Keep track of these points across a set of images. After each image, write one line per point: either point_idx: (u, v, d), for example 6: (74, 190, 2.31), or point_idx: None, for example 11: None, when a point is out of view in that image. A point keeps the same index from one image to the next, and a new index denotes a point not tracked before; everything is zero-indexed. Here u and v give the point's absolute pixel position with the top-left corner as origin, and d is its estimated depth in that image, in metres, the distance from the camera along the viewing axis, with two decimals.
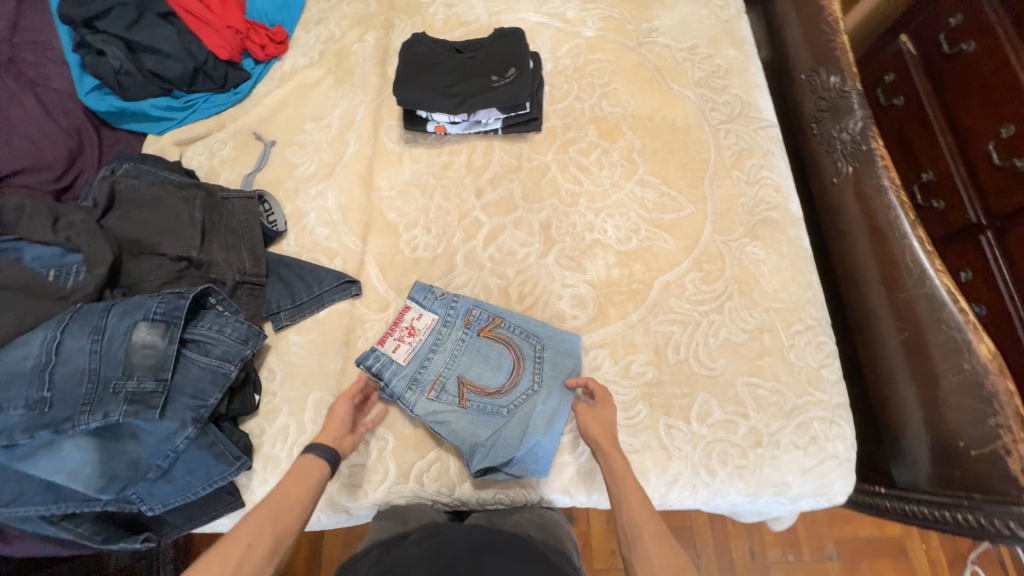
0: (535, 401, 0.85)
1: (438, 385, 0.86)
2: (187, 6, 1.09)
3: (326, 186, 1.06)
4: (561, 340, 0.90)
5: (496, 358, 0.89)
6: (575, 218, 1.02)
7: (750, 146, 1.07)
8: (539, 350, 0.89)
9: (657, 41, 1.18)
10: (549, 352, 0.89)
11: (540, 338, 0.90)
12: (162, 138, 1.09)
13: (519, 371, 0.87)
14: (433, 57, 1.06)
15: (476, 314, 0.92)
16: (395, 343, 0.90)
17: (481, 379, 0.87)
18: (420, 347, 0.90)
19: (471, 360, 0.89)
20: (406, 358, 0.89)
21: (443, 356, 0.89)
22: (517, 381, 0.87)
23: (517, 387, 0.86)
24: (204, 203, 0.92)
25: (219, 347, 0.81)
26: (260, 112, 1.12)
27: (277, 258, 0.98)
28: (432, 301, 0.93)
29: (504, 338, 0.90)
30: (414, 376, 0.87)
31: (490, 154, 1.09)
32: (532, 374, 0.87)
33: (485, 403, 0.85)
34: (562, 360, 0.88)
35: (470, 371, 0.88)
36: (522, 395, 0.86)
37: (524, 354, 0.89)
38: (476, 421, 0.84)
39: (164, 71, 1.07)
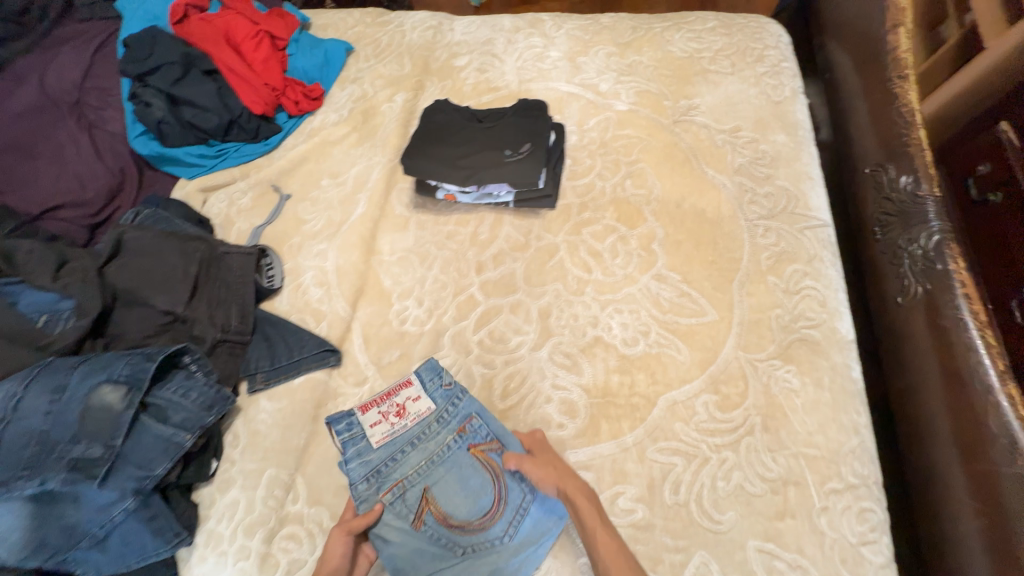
0: (498, 556, 0.73)
1: (400, 489, 0.78)
2: (230, 64, 1.15)
3: (327, 246, 1.04)
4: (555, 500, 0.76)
5: (475, 488, 0.78)
6: (578, 309, 0.92)
7: (792, 248, 0.92)
8: (526, 502, 0.76)
9: (695, 120, 1.09)
10: (536, 506, 0.76)
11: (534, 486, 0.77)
12: (190, 184, 1.14)
13: (494, 514, 0.76)
14: (450, 125, 1.03)
15: (474, 424, 0.82)
16: (377, 417, 0.83)
17: (448, 504, 0.77)
18: (399, 434, 0.82)
19: (448, 476, 0.79)
20: (380, 440, 0.82)
21: (418, 455, 0.80)
22: (489, 524, 0.75)
23: (483, 531, 0.75)
24: (203, 257, 0.92)
25: (178, 413, 0.78)
26: (282, 165, 1.15)
27: (266, 316, 0.95)
28: (436, 387, 0.85)
29: (493, 468, 0.79)
30: (377, 468, 0.80)
31: (499, 228, 1.03)
32: (507, 525, 0.75)
33: (440, 534, 0.75)
34: (547, 521, 0.75)
35: (440, 488, 0.78)
36: (486, 542, 0.74)
37: (508, 498, 0.76)
38: (422, 550, 0.74)
39: (200, 122, 1.12)
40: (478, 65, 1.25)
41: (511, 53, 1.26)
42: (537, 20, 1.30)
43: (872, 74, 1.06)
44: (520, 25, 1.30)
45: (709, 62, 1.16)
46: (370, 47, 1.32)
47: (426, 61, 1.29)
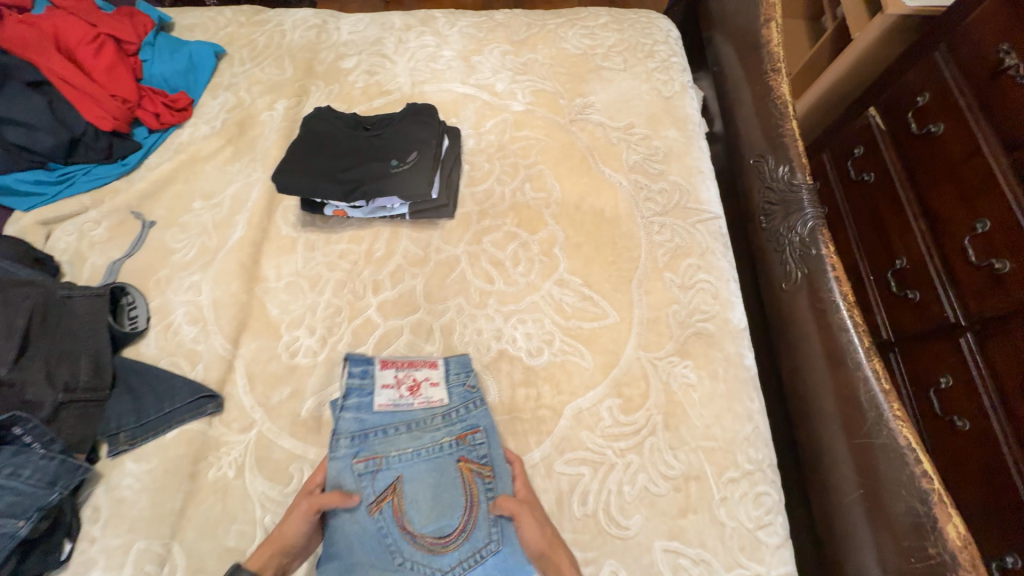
0: None
1: (376, 466, 0.72)
2: (63, 74, 0.99)
3: (201, 277, 0.93)
4: (520, 564, 0.70)
5: (446, 506, 0.71)
6: (482, 322, 0.89)
7: (686, 242, 0.94)
8: (488, 547, 0.70)
9: (591, 118, 1.08)
10: (493, 558, 0.70)
11: (502, 537, 0.71)
12: (26, 217, 0.97)
13: (449, 542, 0.70)
14: (332, 135, 0.95)
15: (476, 439, 0.76)
16: (391, 381, 0.80)
17: (412, 507, 0.71)
18: (402, 411, 0.78)
19: (426, 480, 0.73)
20: (383, 406, 0.77)
21: (409, 440, 0.75)
22: (440, 553, 0.69)
23: (431, 554, 0.69)
24: (36, 305, 0.78)
25: (4, 498, 0.66)
26: (143, 188, 1.01)
27: (127, 364, 0.83)
28: (458, 384, 0.81)
29: (473, 495, 0.73)
30: (364, 433, 0.75)
31: (395, 243, 0.97)
32: (460, 559, 0.69)
33: (389, 533, 0.69)
34: None
35: (414, 484, 0.72)
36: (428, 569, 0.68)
37: (472, 535, 0.70)
38: (366, 538, 0.69)
39: (31, 144, 0.96)
40: (366, 67, 1.17)
41: (403, 53, 1.19)
42: (429, 18, 1.24)
43: (753, 66, 1.10)
44: (411, 23, 1.23)
45: (602, 59, 1.16)
46: (245, 49, 1.20)
47: (310, 63, 1.18)
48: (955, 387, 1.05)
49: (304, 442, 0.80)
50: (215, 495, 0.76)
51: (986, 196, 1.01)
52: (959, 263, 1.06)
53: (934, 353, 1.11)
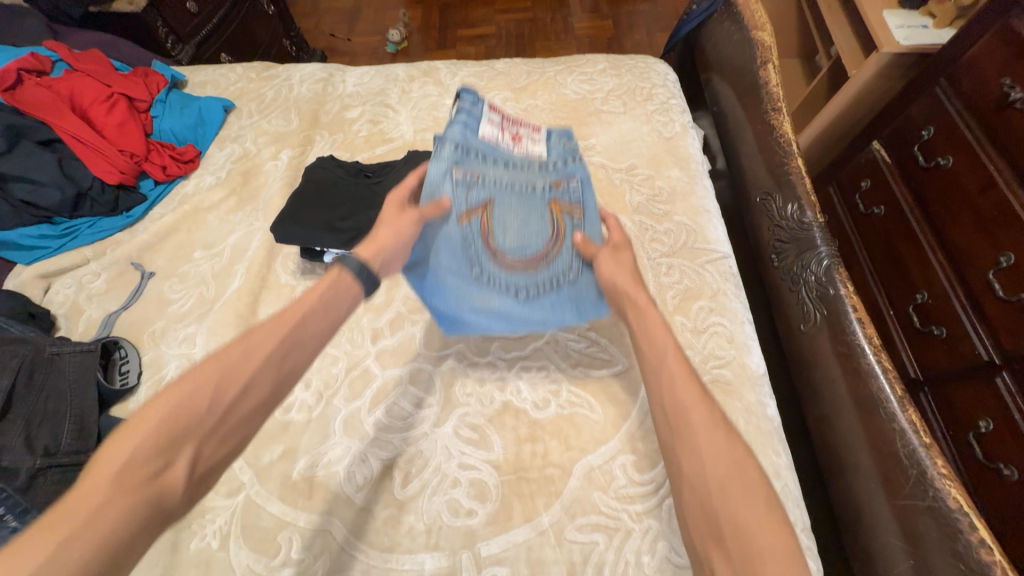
0: (509, 298, 0.73)
1: (473, 181, 0.75)
2: (74, 131, 1.02)
3: (196, 329, 0.91)
4: (595, 304, 0.73)
5: (532, 232, 0.76)
6: (485, 372, 0.85)
7: (696, 283, 0.91)
8: (565, 275, 0.75)
9: (592, 160, 1.07)
10: (568, 289, 0.74)
11: (581, 271, 0.75)
12: (26, 270, 0.96)
13: (531, 265, 0.75)
14: (332, 183, 0.95)
15: (570, 186, 0.81)
16: (495, 123, 0.80)
17: (501, 226, 0.75)
18: (502, 148, 0.79)
19: (517, 208, 0.76)
20: (485, 136, 0.78)
21: (505, 172, 0.78)
22: (521, 268, 0.74)
23: (512, 268, 0.74)
24: (24, 364, 0.78)
25: None
26: (144, 239, 1.01)
27: (112, 423, 0.79)
28: (557, 146, 0.85)
29: (561, 227, 0.77)
30: (464, 154, 0.76)
31: (395, 289, 0.94)
32: (538, 277, 0.75)
33: (474, 241, 0.73)
34: (566, 307, 0.73)
35: (504, 208, 0.76)
36: (508, 282, 0.74)
37: (553, 263, 0.75)
38: (453, 238, 0.72)
39: (38, 200, 0.98)
40: (370, 117, 1.19)
41: (406, 103, 1.22)
42: (432, 69, 1.28)
43: (751, 107, 1.10)
44: (414, 74, 1.27)
45: (601, 103, 1.17)
46: (254, 103, 1.23)
47: (316, 114, 1.21)
48: (998, 432, 0.96)
49: (293, 508, 0.75)
50: (197, 568, 0.71)
51: (1006, 227, 0.97)
52: (986, 298, 1.01)
53: (971, 393, 1.02)
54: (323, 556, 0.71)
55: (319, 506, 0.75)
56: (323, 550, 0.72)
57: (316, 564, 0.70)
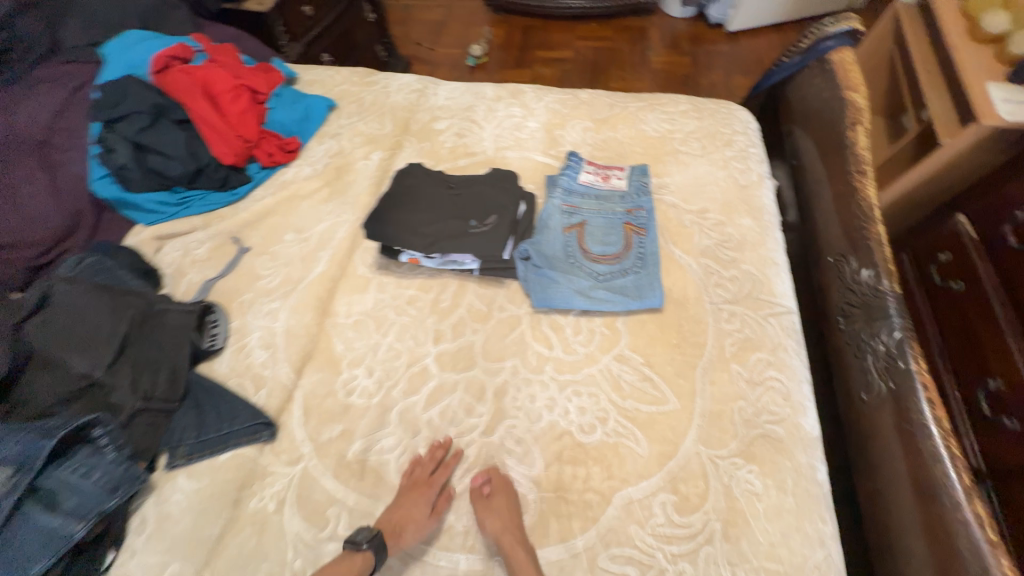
0: (591, 284, 0.95)
1: (573, 210, 1.04)
2: (202, 114, 1.13)
3: (280, 305, 1.00)
4: (651, 295, 0.93)
5: (611, 243, 1.00)
6: (536, 388, 0.88)
7: (756, 335, 0.91)
8: (631, 272, 0.96)
9: (665, 198, 1.09)
10: (633, 280, 0.95)
11: (644, 270, 0.96)
12: (146, 231, 1.10)
13: (608, 262, 0.97)
14: (420, 190, 1.03)
15: (640, 213, 1.03)
16: (591, 171, 1.10)
17: (589, 237, 1.01)
18: (595, 187, 1.08)
19: (601, 227, 1.02)
20: (584, 182, 1.08)
21: (595, 203, 1.05)
22: (601, 264, 0.97)
23: (595, 263, 0.97)
24: (137, 314, 0.88)
25: (72, 499, 0.70)
26: (245, 218, 1.12)
27: (200, 379, 0.89)
28: (636, 181, 1.08)
29: (631, 242, 0.99)
30: (569, 192, 1.07)
31: (461, 295, 0.99)
32: (613, 271, 0.96)
33: (570, 246, 1.00)
34: (631, 295, 0.93)
35: (593, 226, 1.02)
36: (591, 273, 0.96)
37: (623, 262, 0.96)
38: (556, 244, 1.00)
39: (165, 170, 1.09)
40: (457, 130, 1.28)
41: (491, 120, 1.29)
42: (519, 92, 1.36)
43: (834, 165, 1.09)
44: (502, 95, 1.35)
45: (679, 143, 1.20)
46: (353, 105, 1.35)
47: (407, 122, 1.31)
48: None
49: (345, 487, 0.80)
50: (252, 527, 0.77)
51: None
52: None
53: None
54: None
55: (369, 489, 0.80)
56: None
57: None
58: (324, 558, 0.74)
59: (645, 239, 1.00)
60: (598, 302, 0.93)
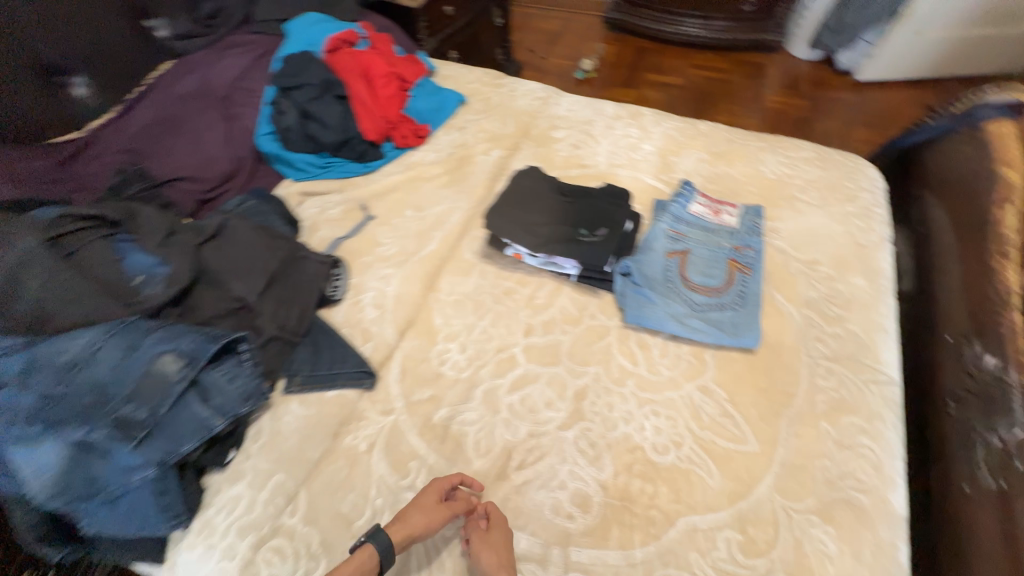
0: (686, 311, 0.97)
1: (678, 237, 1.06)
2: (359, 93, 1.29)
3: (393, 272, 1.10)
4: (747, 334, 0.93)
5: (712, 276, 1.01)
6: (615, 399, 0.91)
7: (852, 399, 0.88)
8: (729, 308, 0.96)
9: (775, 242, 1.08)
10: (730, 316, 0.96)
11: (743, 309, 0.96)
12: (293, 186, 1.27)
13: (707, 294, 0.98)
14: (537, 192, 1.10)
15: (748, 252, 1.03)
16: (703, 204, 1.12)
17: (691, 266, 1.02)
18: (704, 218, 1.09)
19: (705, 258, 1.03)
20: (693, 212, 1.10)
21: (702, 234, 1.07)
22: (698, 294, 0.98)
23: (692, 292, 0.99)
24: (285, 256, 1.01)
25: (219, 397, 0.81)
26: (374, 189, 1.25)
27: (320, 323, 1.00)
28: (749, 220, 1.08)
29: (734, 279, 1.00)
30: (677, 220, 1.09)
31: (556, 296, 1.05)
32: (711, 303, 0.97)
33: (671, 270, 1.02)
34: (726, 330, 0.94)
35: (697, 256, 1.03)
36: (687, 301, 0.98)
37: (722, 297, 0.97)
38: (657, 266, 1.03)
39: (318, 136, 1.25)
40: (573, 141, 1.34)
41: (607, 137, 1.34)
42: (638, 114, 1.40)
43: (969, 239, 1.02)
44: (621, 114, 1.40)
45: (798, 190, 1.18)
46: (481, 103, 1.46)
47: (527, 126, 1.39)
48: None
49: (427, 446, 0.88)
50: (344, 461, 0.87)
51: None
52: None
53: None
54: None
55: (448, 453, 0.87)
56: None
57: None
58: (402, 504, 0.82)
59: (749, 279, 1.00)
60: (691, 331, 0.95)
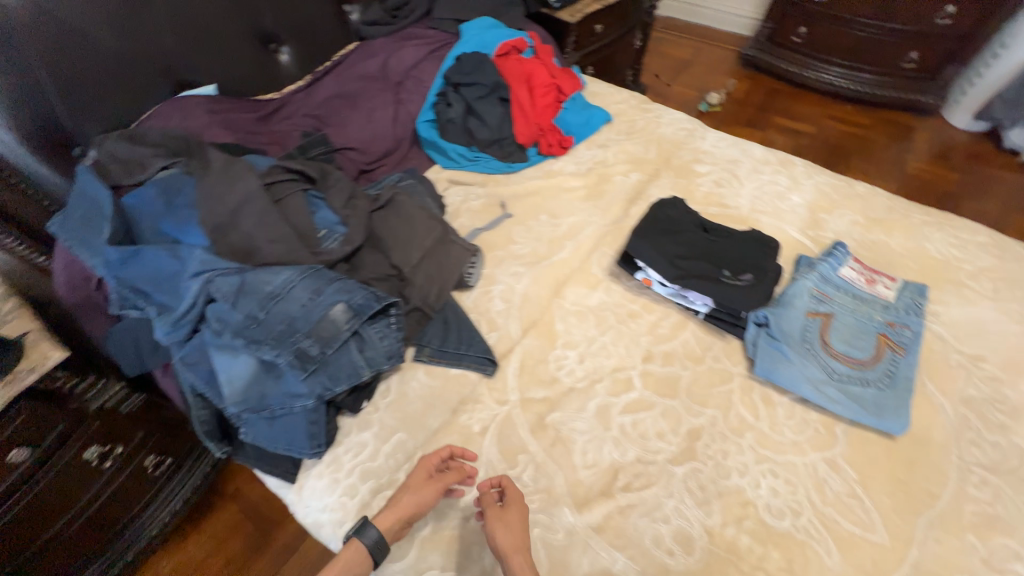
0: (822, 377, 0.92)
1: (824, 298, 1.02)
2: (521, 99, 1.38)
3: (523, 271, 1.15)
4: (891, 418, 0.87)
5: (857, 346, 0.95)
6: (730, 447, 0.89)
7: (1008, 518, 0.79)
8: (873, 385, 0.91)
9: (932, 328, 1.00)
10: (872, 394, 0.90)
11: (889, 390, 0.90)
12: (443, 172, 1.37)
13: (849, 364, 0.93)
14: (679, 224, 1.12)
15: (902, 331, 0.97)
16: (855, 269, 1.06)
17: (835, 331, 0.97)
18: (855, 285, 1.04)
19: (852, 327, 0.98)
20: (844, 276, 1.05)
21: (852, 301, 1.01)
22: (840, 362, 0.93)
23: (833, 359, 0.94)
24: (437, 236, 1.10)
25: (371, 351, 0.90)
26: (515, 189, 1.32)
27: (454, 303, 1.08)
28: (907, 297, 1.02)
29: (882, 356, 0.94)
30: (824, 280, 1.04)
31: (681, 330, 1.05)
32: (853, 375, 0.92)
33: (811, 330, 0.98)
34: (866, 407, 0.89)
35: (842, 323, 0.98)
36: (826, 366, 0.93)
37: (867, 371, 0.92)
38: (797, 323, 0.99)
39: (476, 132, 1.35)
40: (716, 178, 1.32)
41: (752, 180, 1.31)
42: (789, 162, 1.35)
43: None
44: (770, 160, 1.36)
45: (967, 276, 1.08)
46: (625, 124, 1.48)
47: (670, 155, 1.40)
48: None
49: (536, 444, 0.91)
50: (458, 437, 0.92)
51: None
52: None
53: None
54: (543, 495, 0.86)
55: (555, 456, 0.90)
56: (544, 490, 0.86)
57: (535, 496, 0.85)
58: None
59: (900, 359, 0.93)
60: (825, 398, 0.90)
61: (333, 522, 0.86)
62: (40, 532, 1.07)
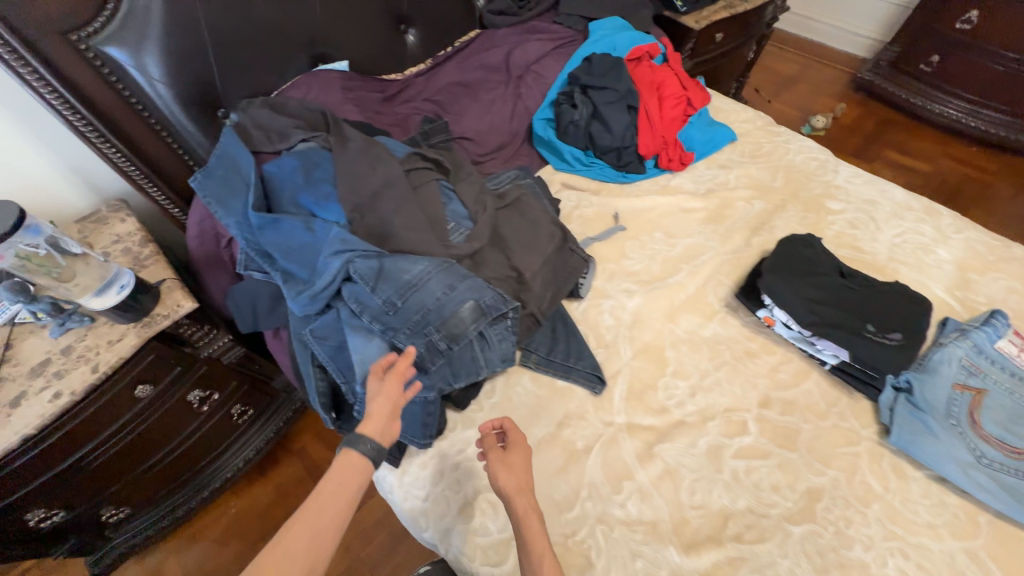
0: (969, 458, 0.84)
1: (976, 371, 0.92)
2: (649, 110, 1.33)
3: (635, 289, 1.11)
4: None
5: (1015, 432, 0.86)
6: (854, 516, 0.83)
7: None
8: None
9: None
10: None
11: None
12: (556, 174, 1.35)
13: (1002, 451, 0.84)
14: (811, 265, 1.05)
15: None
16: (1014, 344, 0.96)
17: (988, 411, 0.88)
18: (1013, 362, 0.94)
19: (1007, 409, 0.88)
20: (1001, 350, 0.95)
21: (1009, 380, 0.92)
22: (991, 446, 0.85)
23: (983, 441, 0.85)
24: (557, 242, 1.08)
25: (490, 352, 0.91)
26: (631, 201, 1.27)
27: (564, 313, 1.06)
28: None
29: None
30: (978, 351, 0.94)
31: (803, 379, 0.99)
32: (1006, 463, 0.83)
33: (959, 405, 0.89)
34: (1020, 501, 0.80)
35: (997, 403, 0.89)
36: (975, 448, 0.85)
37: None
38: (943, 394, 0.90)
39: (597, 137, 1.31)
40: (850, 218, 1.23)
41: (891, 226, 1.21)
42: (934, 211, 1.24)
43: None
44: (913, 205, 1.25)
45: None
46: (750, 147, 1.40)
47: (798, 187, 1.31)
48: None
49: (642, 472, 0.88)
50: (562, 451, 0.91)
51: None
52: None
53: None
54: (647, 528, 0.83)
55: (662, 489, 0.87)
56: (648, 523, 0.84)
57: (639, 527, 0.83)
58: (609, 517, 0.84)
59: None
60: (971, 482, 0.82)
61: (432, 513, 0.87)
62: (141, 459, 1.16)
